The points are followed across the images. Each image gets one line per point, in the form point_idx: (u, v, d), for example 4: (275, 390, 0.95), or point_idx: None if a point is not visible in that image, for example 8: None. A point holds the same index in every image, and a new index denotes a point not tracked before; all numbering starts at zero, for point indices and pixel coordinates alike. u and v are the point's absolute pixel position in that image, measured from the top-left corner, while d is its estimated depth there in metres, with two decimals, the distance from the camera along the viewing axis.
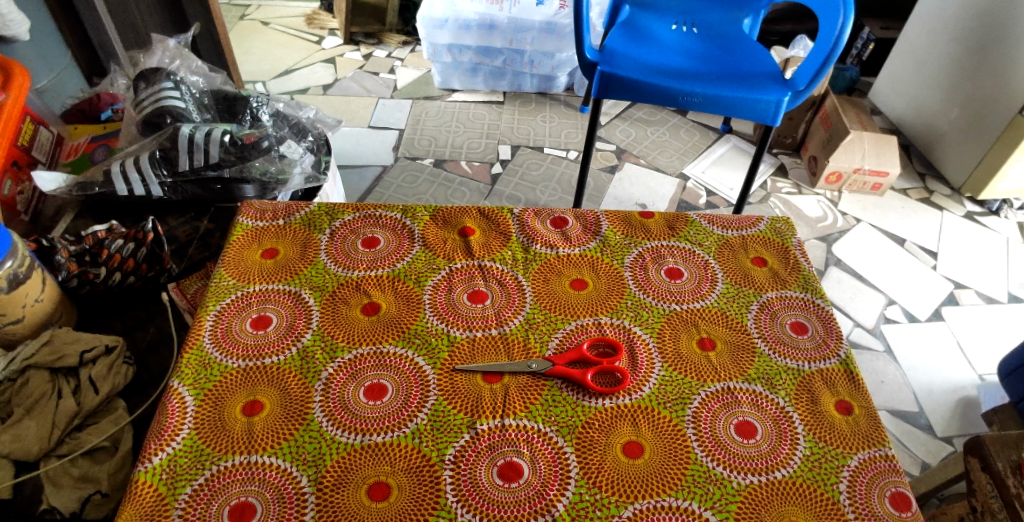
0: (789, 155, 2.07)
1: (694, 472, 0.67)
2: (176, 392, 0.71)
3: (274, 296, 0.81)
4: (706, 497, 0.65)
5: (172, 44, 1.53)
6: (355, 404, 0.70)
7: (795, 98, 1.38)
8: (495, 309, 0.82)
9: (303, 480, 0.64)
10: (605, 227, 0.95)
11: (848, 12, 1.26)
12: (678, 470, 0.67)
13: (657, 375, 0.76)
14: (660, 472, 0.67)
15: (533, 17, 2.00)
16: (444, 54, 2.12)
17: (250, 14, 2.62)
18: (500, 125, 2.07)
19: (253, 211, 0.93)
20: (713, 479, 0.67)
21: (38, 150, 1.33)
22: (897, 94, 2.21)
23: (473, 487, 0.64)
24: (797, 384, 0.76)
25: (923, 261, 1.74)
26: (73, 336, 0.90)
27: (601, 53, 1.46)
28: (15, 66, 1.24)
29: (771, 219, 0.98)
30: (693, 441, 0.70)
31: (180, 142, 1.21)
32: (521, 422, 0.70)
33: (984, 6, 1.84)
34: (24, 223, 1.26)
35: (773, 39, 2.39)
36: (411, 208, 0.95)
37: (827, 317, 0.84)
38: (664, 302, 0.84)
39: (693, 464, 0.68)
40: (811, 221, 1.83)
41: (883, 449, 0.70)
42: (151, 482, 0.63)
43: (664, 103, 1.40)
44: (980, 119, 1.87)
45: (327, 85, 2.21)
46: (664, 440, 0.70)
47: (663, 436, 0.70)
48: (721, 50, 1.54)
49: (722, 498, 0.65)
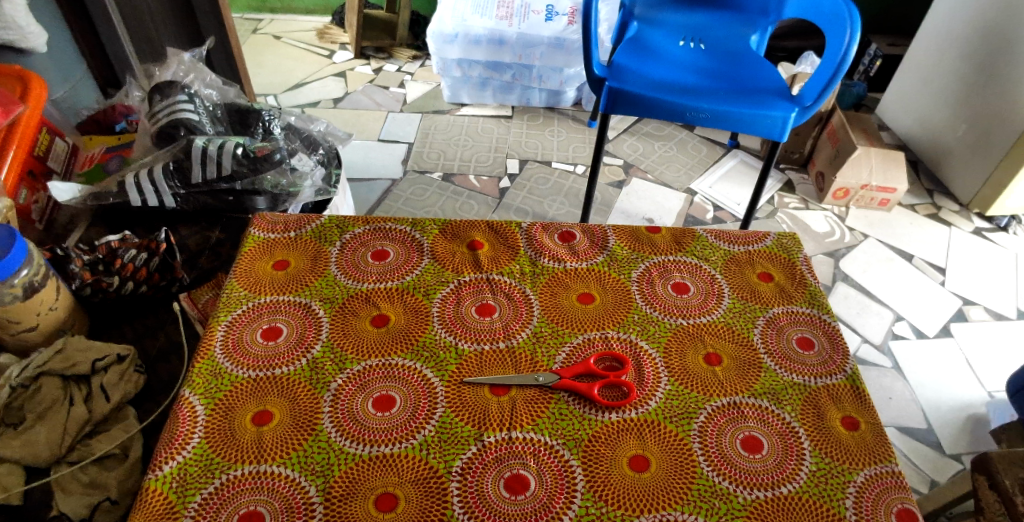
0: (797, 170, 2.08)
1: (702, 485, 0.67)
2: (188, 401, 0.72)
3: (285, 307, 0.82)
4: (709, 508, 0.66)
5: (187, 58, 1.55)
6: (364, 415, 0.71)
7: (802, 114, 1.39)
8: (502, 322, 0.82)
9: (311, 490, 0.64)
10: (612, 242, 0.95)
11: (855, 30, 1.28)
12: (688, 486, 0.67)
13: (667, 389, 0.76)
14: (667, 487, 0.67)
15: (542, 33, 2.02)
16: (454, 69, 2.14)
17: (262, 27, 2.66)
18: (508, 139, 2.09)
19: (265, 222, 0.94)
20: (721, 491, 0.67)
21: (53, 161, 1.35)
22: (904, 110, 2.22)
23: (480, 499, 0.64)
24: (803, 400, 0.76)
25: (931, 278, 1.74)
26: (85, 344, 0.91)
27: (609, 68, 1.48)
28: (33, 79, 1.30)
29: (778, 234, 0.98)
30: (700, 456, 0.70)
31: (194, 154, 1.22)
32: (528, 435, 0.71)
33: (991, 23, 1.85)
34: (38, 232, 1.28)
35: (781, 55, 2.41)
36: (420, 221, 0.96)
37: (833, 332, 0.84)
38: (671, 317, 0.85)
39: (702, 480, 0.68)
40: (819, 237, 1.83)
41: (890, 465, 0.70)
42: (161, 490, 0.64)
43: (671, 119, 1.41)
44: (987, 135, 1.87)
45: (338, 98, 2.24)
46: (670, 453, 0.70)
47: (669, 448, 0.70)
48: (729, 66, 1.55)
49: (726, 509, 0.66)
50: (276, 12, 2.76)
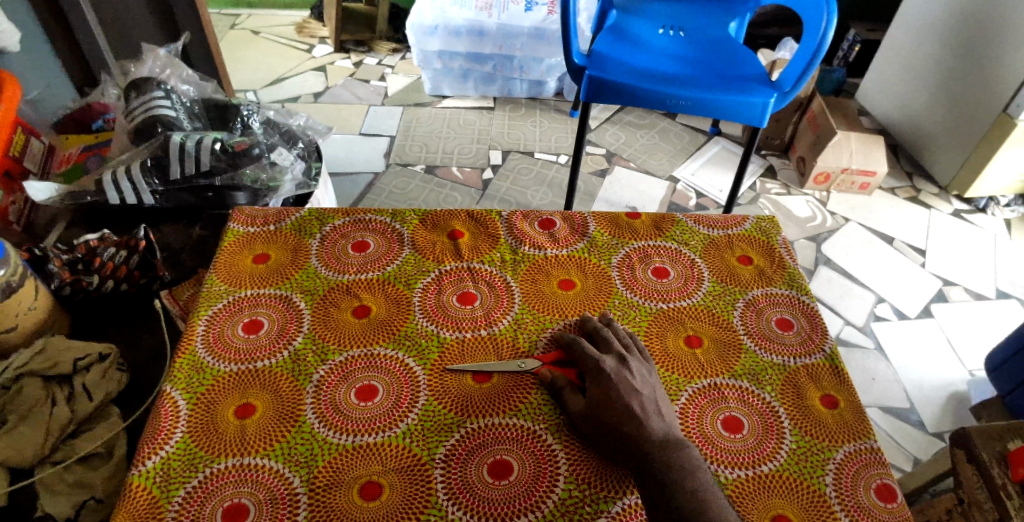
0: (778, 156, 2.10)
1: (653, 435, 0.66)
2: (170, 397, 0.71)
3: (266, 300, 0.82)
4: (660, 452, 0.64)
5: (163, 54, 1.52)
6: (346, 405, 0.71)
7: (782, 99, 1.40)
8: (484, 310, 0.83)
9: (296, 481, 0.64)
10: (593, 229, 0.96)
11: (831, 14, 1.29)
12: (643, 430, 0.66)
13: (622, 335, 0.78)
14: (621, 435, 0.66)
15: (522, 23, 2.02)
16: (434, 61, 2.13)
17: (240, 23, 2.63)
18: (491, 130, 2.09)
19: (244, 217, 0.93)
20: (669, 436, 0.66)
21: (30, 161, 1.32)
22: (884, 94, 2.24)
23: (464, 485, 0.65)
24: (783, 380, 0.77)
25: (912, 259, 1.76)
26: (66, 344, 0.90)
27: (590, 57, 1.48)
28: (7, 78, 1.26)
29: (757, 218, 0.99)
30: (652, 406, 0.69)
31: (173, 150, 1.21)
32: (511, 421, 0.71)
33: (967, 7, 1.87)
34: (16, 233, 1.26)
35: (760, 42, 2.42)
36: (400, 212, 0.96)
37: (812, 312, 0.85)
38: (652, 301, 0.85)
39: (652, 429, 0.66)
40: (801, 221, 1.85)
41: (869, 442, 0.71)
42: (144, 485, 0.64)
43: (652, 107, 1.42)
44: (965, 118, 1.90)
45: (318, 93, 2.22)
46: (626, 401, 0.68)
47: (625, 394, 0.69)
48: (709, 53, 1.56)
49: (673, 448, 0.64)
50: (253, 6, 2.72)
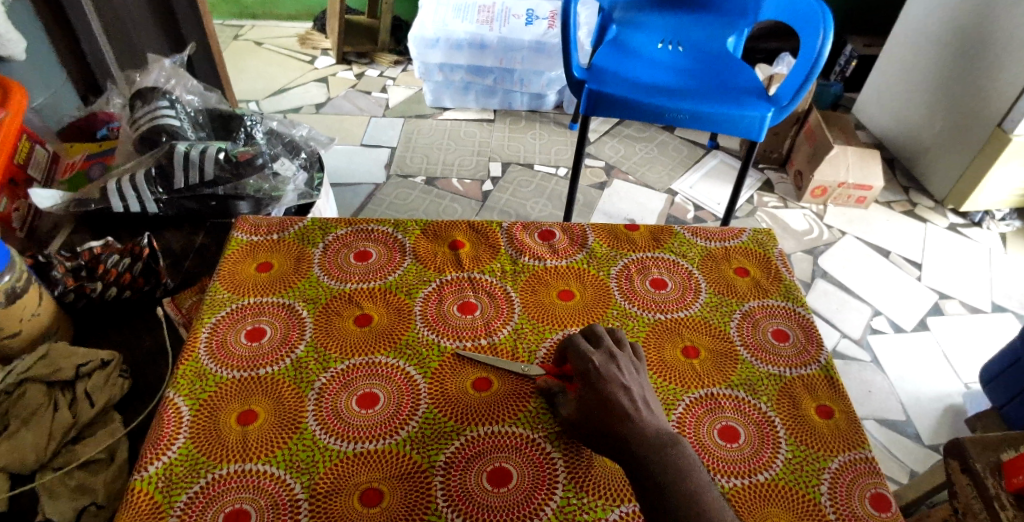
0: (775, 170, 2.12)
1: (648, 432, 0.64)
2: (173, 403, 0.72)
3: (269, 308, 0.83)
4: (657, 452, 0.62)
5: (168, 64, 1.54)
6: (348, 412, 0.72)
7: (779, 113, 1.42)
8: (484, 319, 0.84)
9: (297, 487, 0.65)
10: (592, 240, 0.97)
11: (827, 30, 1.31)
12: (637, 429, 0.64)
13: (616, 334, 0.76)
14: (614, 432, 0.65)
15: (523, 37, 2.05)
16: (435, 73, 2.15)
17: (243, 34, 2.66)
18: (491, 142, 2.11)
19: (248, 226, 0.95)
20: (663, 431, 0.65)
21: (34, 168, 1.34)
22: (880, 109, 2.27)
23: (464, 492, 0.66)
24: (779, 390, 0.78)
25: (908, 273, 1.78)
26: (69, 350, 0.91)
27: (589, 71, 1.50)
28: (13, 86, 1.25)
29: (754, 231, 1.01)
30: (642, 402, 0.68)
31: (177, 159, 1.22)
32: (509, 429, 0.72)
33: (962, 25, 1.90)
34: (19, 240, 1.27)
35: (758, 57, 2.45)
36: (402, 222, 0.97)
37: (808, 323, 0.86)
38: (650, 311, 0.87)
39: (646, 424, 0.65)
40: (798, 234, 1.87)
41: (864, 452, 0.72)
42: (147, 490, 0.64)
43: (651, 120, 1.44)
44: (960, 132, 1.92)
45: (320, 104, 2.24)
46: (616, 397, 0.67)
47: (614, 390, 0.68)
48: (707, 68, 1.58)
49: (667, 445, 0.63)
50: (257, 18, 2.75)
